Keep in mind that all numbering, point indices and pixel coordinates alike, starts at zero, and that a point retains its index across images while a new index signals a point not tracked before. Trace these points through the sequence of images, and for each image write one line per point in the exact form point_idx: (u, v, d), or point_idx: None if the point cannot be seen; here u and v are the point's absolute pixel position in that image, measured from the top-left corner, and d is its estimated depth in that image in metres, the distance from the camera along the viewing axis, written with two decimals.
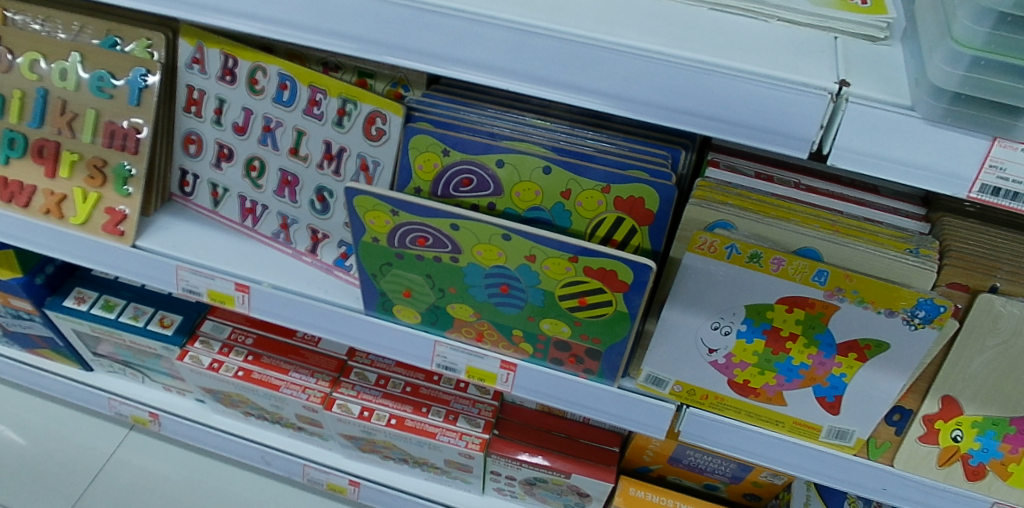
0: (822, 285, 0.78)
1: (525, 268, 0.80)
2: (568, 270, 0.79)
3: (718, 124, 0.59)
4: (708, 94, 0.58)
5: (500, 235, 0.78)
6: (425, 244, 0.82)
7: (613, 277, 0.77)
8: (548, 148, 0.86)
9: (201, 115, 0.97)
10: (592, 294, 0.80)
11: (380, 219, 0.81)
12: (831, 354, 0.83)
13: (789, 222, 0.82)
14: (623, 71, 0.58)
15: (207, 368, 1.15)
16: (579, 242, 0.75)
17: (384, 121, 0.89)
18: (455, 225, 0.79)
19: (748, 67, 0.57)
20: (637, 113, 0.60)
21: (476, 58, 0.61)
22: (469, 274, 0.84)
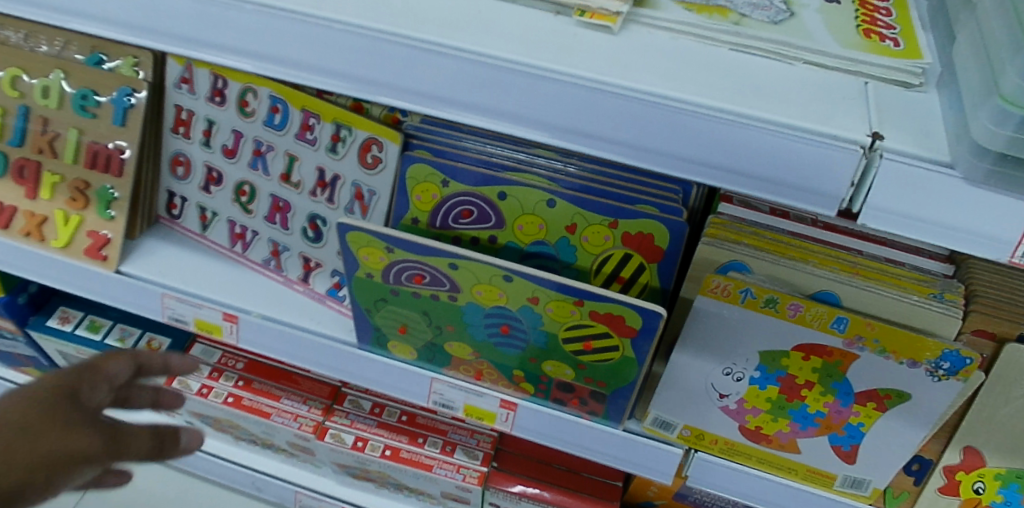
0: (842, 332, 0.74)
1: (527, 310, 0.76)
2: (573, 313, 0.74)
3: (739, 178, 0.54)
4: (727, 146, 0.53)
5: (501, 276, 0.73)
6: (422, 282, 0.78)
7: (621, 322, 0.72)
8: (554, 180, 0.82)
9: (190, 136, 0.93)
10: (598, 339, 0.76)
11: (375, 255, 0.77)
12: (848, 403, 0.79)
13: (807, 263, 0.78)
14: (637, 118, 0.54)
15: (195, 393, 1.12)
16: (586, 287, 0.71)
17: (380, 149, 0.84)
18: (454, 264, 0.74)
19: (772, 117, 0.52)
20: (650, 161, 0.56)
21: (479, 100, 0.56)
22: (468, 314, 0.79)
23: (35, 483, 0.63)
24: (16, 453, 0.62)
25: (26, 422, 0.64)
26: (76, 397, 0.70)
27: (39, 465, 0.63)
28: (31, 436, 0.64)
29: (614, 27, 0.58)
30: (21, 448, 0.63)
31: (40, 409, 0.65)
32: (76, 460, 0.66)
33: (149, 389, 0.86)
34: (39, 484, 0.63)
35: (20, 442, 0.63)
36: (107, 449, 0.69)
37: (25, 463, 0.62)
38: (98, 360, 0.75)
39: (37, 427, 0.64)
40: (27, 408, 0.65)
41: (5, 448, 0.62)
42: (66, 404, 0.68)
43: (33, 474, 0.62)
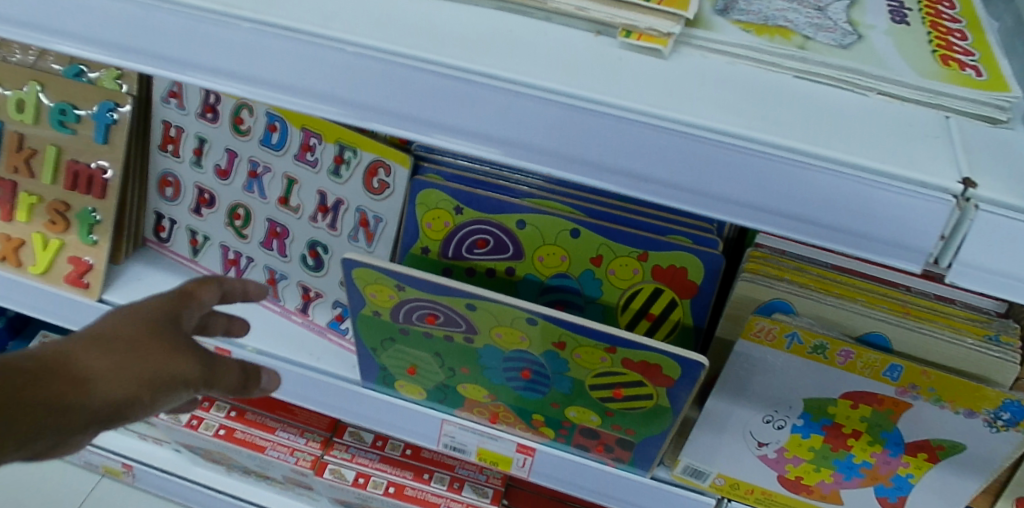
0: (895, 380, 0.68)
1: (551, 354, 0.69)
2: (603, 360, 0.67)
3: (807, 226, 0.47)
4: (796, 191, 0.46)
5: (524, 318, 0.66)
6: (435, 322, 0.71)
7: (656, 371, 0.66)
8: (579, 208, 0.75)
9: (180, 154, 0.86)
10: (630, 387, 0.69)
11: (383, 293, 0.70)
12: (897, 453, 0.73)
13: (855, 302, 0.72)
14: (692, 157, 0.47)
15: (185, 425, 1.06)
16: (619, 333, 0.64)
17: (388, 173, 0.77)
18: (471, 305, 0.67)
19: (849, 159, 0.45)
20: (702, 206, 0.49)
21: (508, 134, 0.49)
22: (484, 356, 0.72)
23: (141, 400, 0.57)
24: (127, 371, 0.56)
25: (133, 338, 0.58)
26: (176, 322, 0.62)
27: (145, 383, 0.56)
28: (137, 352, 0.57)
29: (664, 51, 0.51)
30: (133, 364, 0.56)
31: (151, 328, 0.59)
32: (177, 387, 0.59)
33: (223, 316, 0.72)
34: (144, 401, 0.57)
35: (130, 358, 0.57)
36: (206, 376, 0.61)
37: (136, 380, 0.56)
38: (192, 286, 0.66)
39: (149, 347, 0.58)
40: (133, 325, 0.59)
41: (115, 365, 0.56)
42: (172, 323, 0.61)
43: (142, 390, 0.56)
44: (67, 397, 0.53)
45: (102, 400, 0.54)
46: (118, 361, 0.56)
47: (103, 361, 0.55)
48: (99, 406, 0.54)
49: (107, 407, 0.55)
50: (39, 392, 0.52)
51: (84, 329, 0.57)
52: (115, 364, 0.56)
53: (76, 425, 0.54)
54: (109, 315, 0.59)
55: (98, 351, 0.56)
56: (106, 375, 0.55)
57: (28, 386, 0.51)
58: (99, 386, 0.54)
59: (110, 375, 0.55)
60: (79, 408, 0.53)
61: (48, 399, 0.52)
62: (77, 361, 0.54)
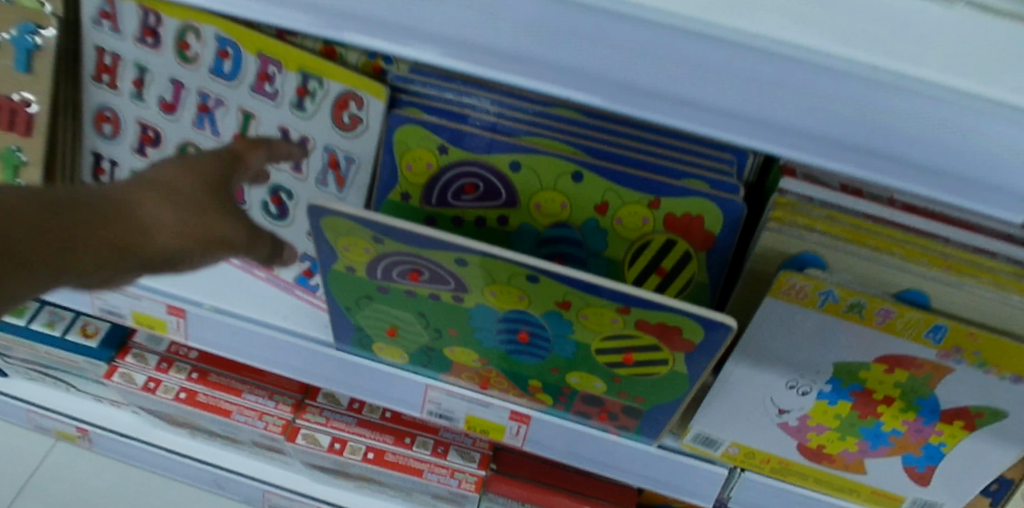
0: (937, 343, 0.60)
1: (553, 315, 0.60)
2: (614, 322, 0.59)
3: (895, 166, 0.38)
4: (891, 124, 0.37)
5: (524, 275, 0.57)
6: (419, 279, 0.62)
7: (676, 334, 0.57)
8: (581, 148, 0.65)
9: (117, 87, 0.75)
10: (643, 350, 0.60)
11: (358, 245, 0.60)
12: (931, 421, 0.66)
13: (892, 255, 0.64)
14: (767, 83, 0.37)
15: (141, 389, 0.96)
16: (635, 292, 0.55)
17: (360, 106, 0.68)
18: (461, 260, 0.58)
19: (958, 84, 0.36)
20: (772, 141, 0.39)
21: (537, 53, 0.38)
22: (475, 317, 0.64)
23: (190, 253, 0.57)
24: (181, 225, 0.55)
25: (188, 194, 0.56)
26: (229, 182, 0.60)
27: (195, 241, 0.56)
28: (193, 208, 0.56)
29: None
30: (186, 220, 0.56)
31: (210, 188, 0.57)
32: (225, 247, 0.58)
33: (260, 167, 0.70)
34: (193, 255, 0.57)
35: (185, 214, 0.56)
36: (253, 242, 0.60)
37: (191, 238, 0.56)
38: (243, 147, 0.62)
39: (206, 206, 0.57)
40: (188, 180, 0.57)
41: (171, 217, 0.55)
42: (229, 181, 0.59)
43: (194, 247, 0.56)
44: (128, 241, 0.53)
45: (158, 249, 0.55)
46: (179, 215, 0.55)
47: (159, 212, 0.55)
48: (155, 253, 0.55)
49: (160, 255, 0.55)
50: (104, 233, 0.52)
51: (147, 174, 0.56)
52: (176, 218, 0.55)
53: (133, 265, 0.55)
54: (166, 163, 0.57)
55: (160, 202, 0.55)
56: (164, 228, 0.55)
57: (94, 226, 0.52)
58: (156, 236, 0.54)
59: (169, 228, 0.55)
60: (138, 254, 0.54)
61: (111, 242, 0.52)
62: (139, 210, 0.54)
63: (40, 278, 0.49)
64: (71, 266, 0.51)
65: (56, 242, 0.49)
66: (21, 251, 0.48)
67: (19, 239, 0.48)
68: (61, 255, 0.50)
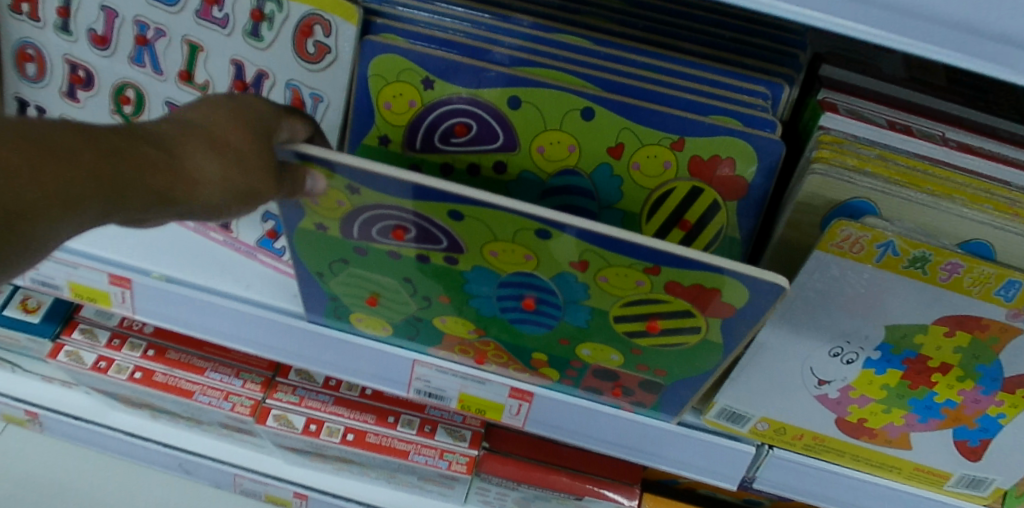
0: (1008, 301, 0.52)
1: (566, 278, 0.51)
2: (639, 284, 0.49)
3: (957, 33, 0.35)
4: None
5: (533, 231, 0.47)
6: (404, 238, 0.52)
7: (713, 298, 0.48)
8: (592, 79, 0.56)
9: (39, 17, 0.63)
10: (671, 317, 0.51)
11: (330, 198, 0.50)
12: (991, 391, 0.58)
13: (952, 200, 0.55)
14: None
15: (90, 369, 0.85)
16: (668, 248, 0.45)
17: (327, 32, 0.58)
18: (454, 213, 0.48)
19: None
20: (882, 25, 0.35)
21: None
22: (471, 282, 0.54)
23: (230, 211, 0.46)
24: (229, 173, 0.45)
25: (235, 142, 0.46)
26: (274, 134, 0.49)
27: (239, 196, 0.46)
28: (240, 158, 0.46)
29: None
30: (233, 170, 0.45)
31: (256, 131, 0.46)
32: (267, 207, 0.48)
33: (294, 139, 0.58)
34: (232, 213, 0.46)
35: (233, 162, 0.45)
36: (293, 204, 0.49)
37: (236, 194, 0.45)
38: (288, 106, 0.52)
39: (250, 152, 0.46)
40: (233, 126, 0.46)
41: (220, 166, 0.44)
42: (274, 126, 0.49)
43: (238, 204, 0.46)
44: (167, 188, 0.42)
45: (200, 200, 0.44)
46: (224, 166, 0.45)
47: (206, 158, 0.44)
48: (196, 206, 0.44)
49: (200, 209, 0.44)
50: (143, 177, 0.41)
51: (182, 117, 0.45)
52: (220, 169, 0.44)
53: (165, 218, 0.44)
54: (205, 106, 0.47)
55: (201, 150, 0.44)
56: (206, 180, 0.44)
57: (131, 167, 0.41)
58: (201, 185, 0.44)
59: (213, 176, 0.44)
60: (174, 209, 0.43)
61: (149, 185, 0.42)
62: (180, 158, 0.43)
63: (57, 223, 0.38)
64: (98, 214, 0.40)
65: (87, 176, 0.39)
66: (34, 196, 0.37)
67: (31, 187, 0.37)
68: (92, 195, 0.39)
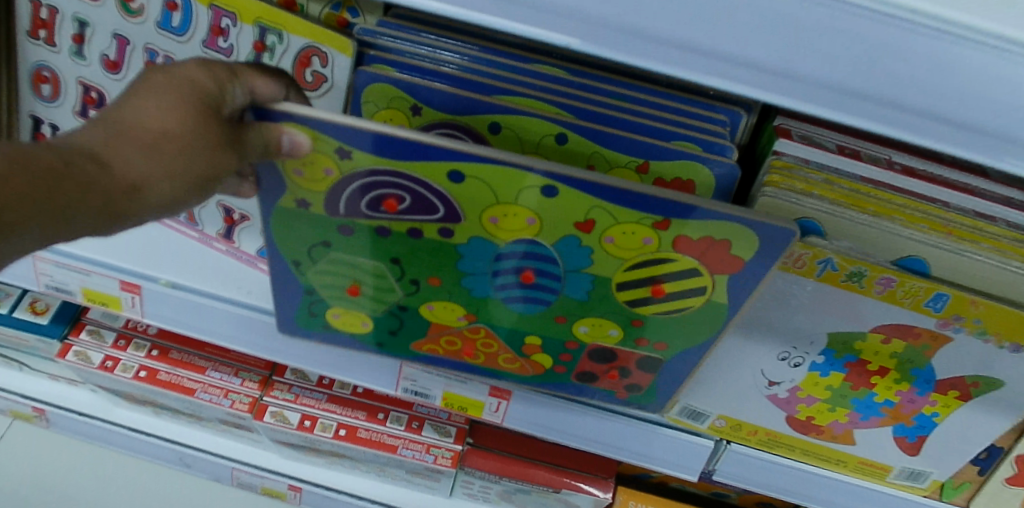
0: (937, 312, 0.58)
1: (569, 242, 0.54)
2: (646, 242, 0.53)
3: (865, 105, 0.41)
4: (937, 76, 0.39)
5: (538, 188, 0.51)
6: (396, 208, 0.54)
7: (723, 250, 0.52)
8: (568, 108, 0.61)
9: (55, 43, 0.68)
10: (675, 281, 0.55)
11: (319, 166, 0.53)
12: (925, 391, 0.64)
13: (893, 221, 0.60)
14: (830, 34, 0.39)
15: (98, 368, 0.91)
16: (672, 194, 0.49)
17: (324, 63, 0.63)
18: (455, 173, 0.51)
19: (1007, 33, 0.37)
20: (808, 98, 0.41)
21: (603, 11, 0.40)
22: (465, 257, 0.58)
23: (186, 194, 0.51)
24: (174, 166, 0.49)
25: (177, 132, 0.49)
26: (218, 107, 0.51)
27: (191, 183, 0.51)
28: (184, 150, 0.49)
29: None
30: (178, 163, 0.49)
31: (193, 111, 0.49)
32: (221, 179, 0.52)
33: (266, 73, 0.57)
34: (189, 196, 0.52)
35: (177, 157, 0.49)
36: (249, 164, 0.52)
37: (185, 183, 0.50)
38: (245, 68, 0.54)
39: (188, 135, 0.49)
40: (173, 113, 0.49)
41: (164, 163, 0.49)
42: (215, 97, 0.51)
43: (191, 188, 0.51)
44: (115, 197, 0.48)
45: (153, 200, 0.50)
46: (166, 165, 0.49)
47: (150, 160, 0.49)
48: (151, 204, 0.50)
49: (155, 204, 0.50)
50: (89, 193, 0.47)
51: (116, 111, 0.49)
52: (162, 168, 0.49)
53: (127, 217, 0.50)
54: (146, 92, 0.50)
55: (141, 154, 0.48)
56: (148, 174, 0.49)
57: (76, 186, 0.46)
58: (149, 185, 0.49)
59: (157, 177, 0.49)
60: (130, 210, 0.50)
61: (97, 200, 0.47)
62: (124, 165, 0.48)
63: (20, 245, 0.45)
64: (56, 232, 0.47)
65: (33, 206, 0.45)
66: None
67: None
68: (46, 218, 0.45)
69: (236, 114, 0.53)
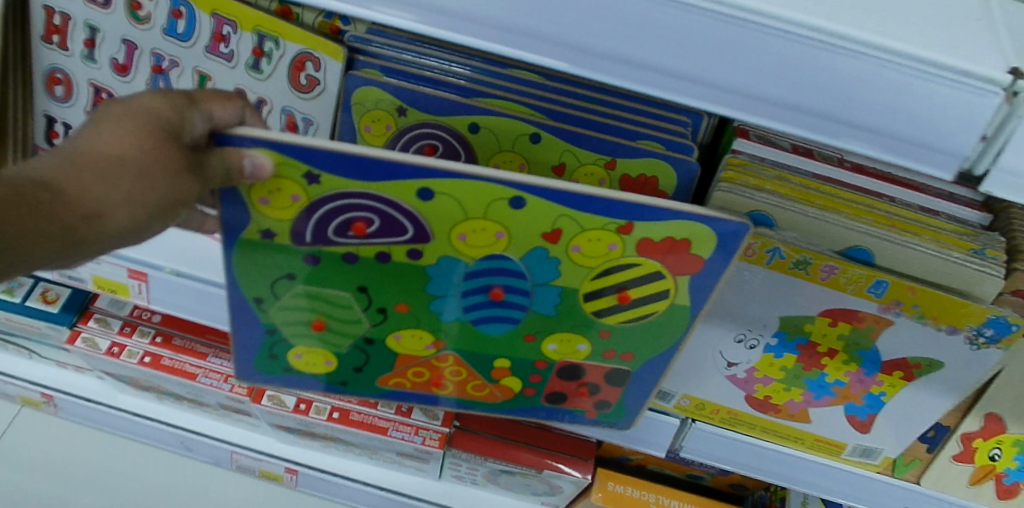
0: (878, 297, 0.63)
1: (537, 254, 0.58)
2: (611, 248, 0.57)
3: (789, 114, 0.47)
4: (843, 85, 0.45)
5: (506, 200, 0.54)
6: (365, 231, 0.57)
7: (683, 248, 0.56)
8: (542, 110, 0.67)
9: (68, 47, 0.73)
10: (639, 286, 0.60)
11: (287, 192, 0.55)
12: (872, 372, 0.70)
13: (840, 214, 0.66)
14: (747, 50, 0.45)
15: (105, 354, 0.96)
16: (634, 196, 0.53)
17: (317, 67, 0.68)
18: (424, 191, 0.54)
19: (894, 46, 0.44)
20: (742, 108, 0.47)
21: (551, 30, 0.47)
22: (435, 277, 0.61)
23: (146, 223, 0.54)
24: (134, 194, 0.52)
25: (138, 160, 0.52)
26: (177, 136, 0.54)
27: (150, 210, 0.54)
28: (143, 177, 0.52)
29: None
30: (138, 191, 0.52)
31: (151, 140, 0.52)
32: (180, 207, 0.55)
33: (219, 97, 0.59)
34: (149, 224, 0.55)
35: (138, 185, 0.52)
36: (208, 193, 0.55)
37: (145, 210, 0.53)
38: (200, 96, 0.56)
39: (147, 162, 0.52)
40: (131, 142, 0.52)
41: (123, 191, 0.52)
42: (175, 126, 0.54)
43: (151, 216, 0.54)
44: (75, 225, 0.50)
45: (112, 228, 0.52)
46: (125, 193, 0.52)
47: (109, 188, 0.51)
48: (110, 232, 0.53)
49: (116, 233, 0.53)
50: (48, 221, 0.49)
51: (78, 140, 0.51)
52: (122, 196, 0.52)
53: (88, 246, 0.53)
54: (106, 122, 0.52)
55: (102, 182, 0.51)
56: (105, 202, 0.51)
57: (36, 213, 0.49)
58: (110, 214, 0.52)
59: (117, 204, 0.52)
60: (90, 239, 0.52)
61: (57, 227, 0.50)
62: (83, 194, 0.50)
63: None
64: (15, 257, 0.49)
65: None
66: None
67: None
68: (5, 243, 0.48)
69: (196, 141, 0.55)
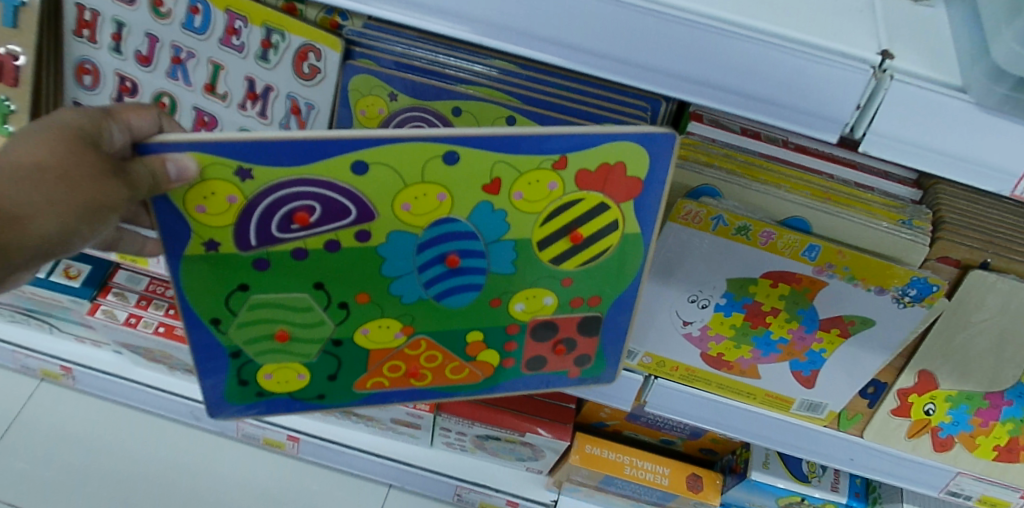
0: (813, 260, 0.72)
1: (484, 209, 0.67)
2: (552, 188, 0.65)
3: (722, 94, 0.56)
4: (751, 66, 0.54)
5: (440, 157, 0.63)
6: (307, 220, 0.65)
7: (619, 174, 0.65)
8: (517, 96, 0.76)
9: (96, 40, 0.82)
10: (587, 223, 0.68)
11: (222, 194, 0.63)
12: (812, 329, 0.78)
13: (778, 187, 0.74)
14: (671, 40, 0.54)
15: (123, 324, 1.05)
16: (566, 132, 0.62)
17: (318, 57, 0.77)
18: (359, 164, 0.62)
19: (794, 35, 0.52)
20: (678, 89, 0.56)
21: (513, 22, 0.56)
22: (387, 257, 0.70)
23: (75, 228, 0.59)
24: (59, 200, 0.57)
25: (61, 167, 0.57)
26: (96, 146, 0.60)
27: (77, 215, 0.58)
28: (66, 183, 0.57)
29: None
30: (64, 198, 0.57)
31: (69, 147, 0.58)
32: (105, 213, 0.60)
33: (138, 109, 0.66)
34: (80, 231, 0.59)
35: (62, 192, 0.57)
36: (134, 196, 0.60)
37: (72, 215, 0.58)
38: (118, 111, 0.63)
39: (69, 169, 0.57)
40: (52, 152, 0.57)
41: (47, 198, 0.56)
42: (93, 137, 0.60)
43: (80, 222, 0.59)
44: (4, 231, 0.55)
45: (39, 234, 0.57)
46: (49, 199, 0.56)
47: (34, 194, 0.56)
48: (38, 238, 0.57)
49: (43, 240, 0.57)
50: None
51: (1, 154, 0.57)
52: (45, 202, 0.56)
53: (18, 253, 0.57)
54: (28, 136, 0.58)
55: (27, 190, 0.56)
56: (28, 205, 0.56)
57: None
58: (34, 219, 0.56)
59: (43, 210, 0.56)
60: (20, 245, 0.57)
61: None
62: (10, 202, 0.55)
63: None
64: None
65: None
66: None
67: None
68: None
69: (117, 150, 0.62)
